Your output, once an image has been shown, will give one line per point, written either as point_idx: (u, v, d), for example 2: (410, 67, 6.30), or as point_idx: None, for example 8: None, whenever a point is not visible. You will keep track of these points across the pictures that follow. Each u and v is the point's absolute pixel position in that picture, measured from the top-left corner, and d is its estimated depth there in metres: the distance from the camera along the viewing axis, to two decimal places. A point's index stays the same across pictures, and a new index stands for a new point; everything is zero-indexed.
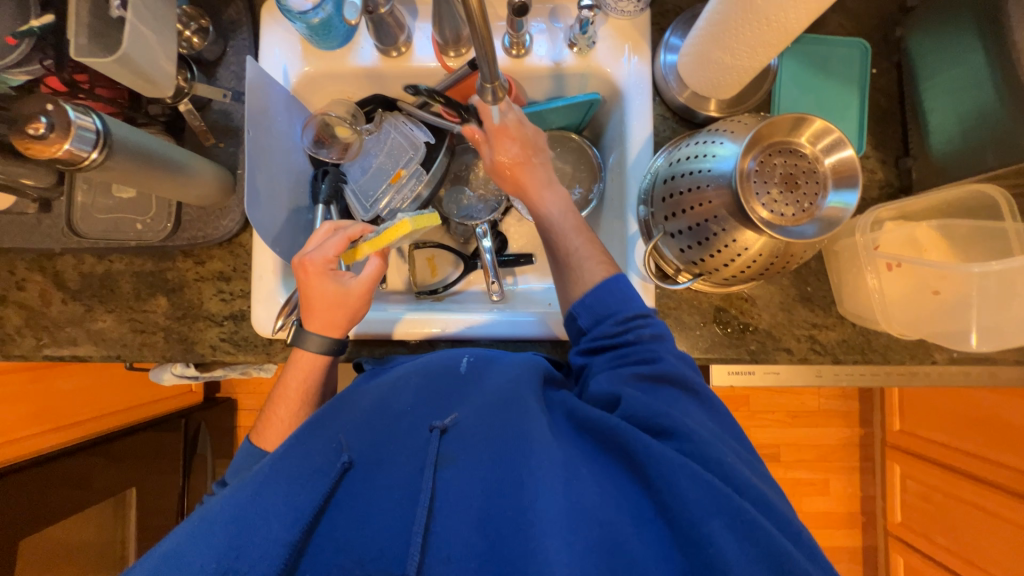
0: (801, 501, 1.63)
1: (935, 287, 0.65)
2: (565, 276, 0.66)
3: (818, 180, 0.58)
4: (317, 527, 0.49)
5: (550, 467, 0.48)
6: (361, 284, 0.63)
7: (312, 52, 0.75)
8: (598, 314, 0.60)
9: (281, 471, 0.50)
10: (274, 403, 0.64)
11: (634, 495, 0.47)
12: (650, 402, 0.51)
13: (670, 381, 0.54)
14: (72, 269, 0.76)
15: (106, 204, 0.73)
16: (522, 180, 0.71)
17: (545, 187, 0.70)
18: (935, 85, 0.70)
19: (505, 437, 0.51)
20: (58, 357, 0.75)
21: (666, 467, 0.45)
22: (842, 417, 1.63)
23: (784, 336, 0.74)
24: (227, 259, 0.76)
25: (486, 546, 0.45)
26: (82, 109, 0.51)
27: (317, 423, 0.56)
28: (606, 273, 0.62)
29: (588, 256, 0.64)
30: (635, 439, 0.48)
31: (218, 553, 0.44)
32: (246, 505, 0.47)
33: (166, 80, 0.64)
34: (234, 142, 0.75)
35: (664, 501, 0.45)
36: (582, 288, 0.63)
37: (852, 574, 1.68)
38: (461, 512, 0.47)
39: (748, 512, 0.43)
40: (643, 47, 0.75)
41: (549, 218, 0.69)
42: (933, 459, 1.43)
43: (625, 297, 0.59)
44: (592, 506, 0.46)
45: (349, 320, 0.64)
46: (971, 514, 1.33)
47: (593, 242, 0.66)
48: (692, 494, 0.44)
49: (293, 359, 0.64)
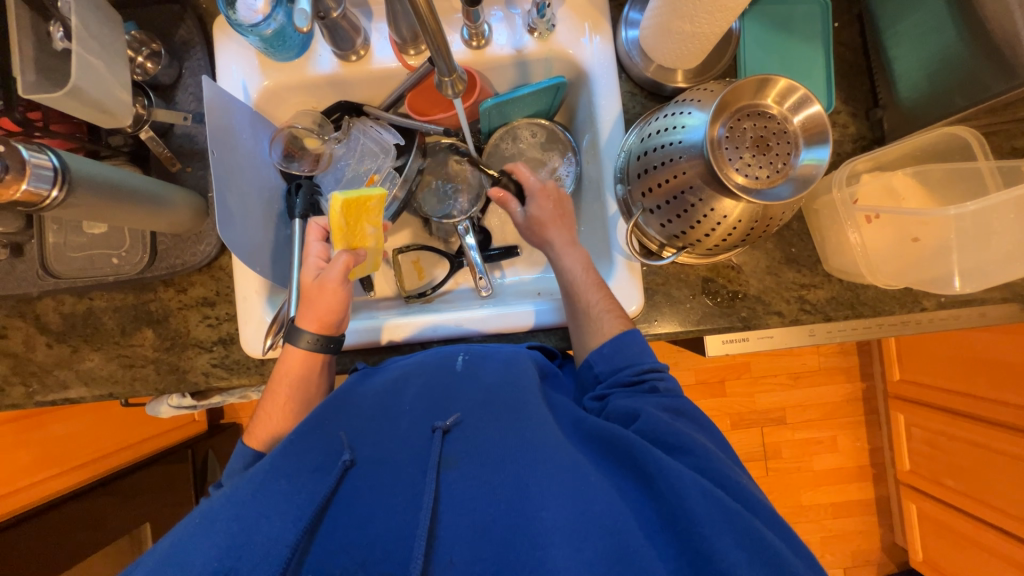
0: (811, 460, 1.65)
1: (916, 234, 0.65)
2: (582, 328, 0.67)
3: (789, 140, 0.58)
4: (315, 527, 0.49)
5: (557, 471, 0.49)
6: (335, 277, 0.62)
7: (269, 65, 0.74)
8: (615, 364, 0.62)
9: (281, 470, 0.49)
10: (268, 399, 0.64)
11: (640, 504, 0.47)
12: (667, 423, 0.53)
13: (686, 416, 0.57)
14: (52, 311, 0.75)
15: (79, 241, 0.72)
16: (544, 234, 0.73)
17: (566, 243, 0.72)
18: (897, 32, 0.70)
19: (512, 441, 0.52)
20: (50, 401, 0.75)
21: (676, 479, 0.46)
22: (843, 373, 1.65)
23: (773, 300, 0.74)
24: (209, 283, 0.75)
25: (489, 547, 0.45)
26: (36, 147, 0.50)
27: (314, 424, 0.55)
28: (622, 326, 0.64)
29: (605, 310, 0.66)
30: (645, 450, 0.49)
31: (221, 549, 0.43)
32: (246, 505, 0.47)
33: (123, 109, 0.63)
34: (201, 165, 0.74)
35: (670, 507, 0.45)
36: (600, 339, 0.64)
37: (868, 526, 1.70)
38: (466, 513, 0.47)
39: (758, 529, 0.44)
40: (603, 24, 0.74)
41: (568, 272, 0.70)
42: (936, 405, 1.45)
43: (640, 349, 0.62)
44: (599, 514, 0.46)
45: (333, 313, 0.63)
46: (978, 453, 1.35)
47: (610, 298, 0.67)
48: (701, 506, 0.44)
49: (283, 362, 0.64)
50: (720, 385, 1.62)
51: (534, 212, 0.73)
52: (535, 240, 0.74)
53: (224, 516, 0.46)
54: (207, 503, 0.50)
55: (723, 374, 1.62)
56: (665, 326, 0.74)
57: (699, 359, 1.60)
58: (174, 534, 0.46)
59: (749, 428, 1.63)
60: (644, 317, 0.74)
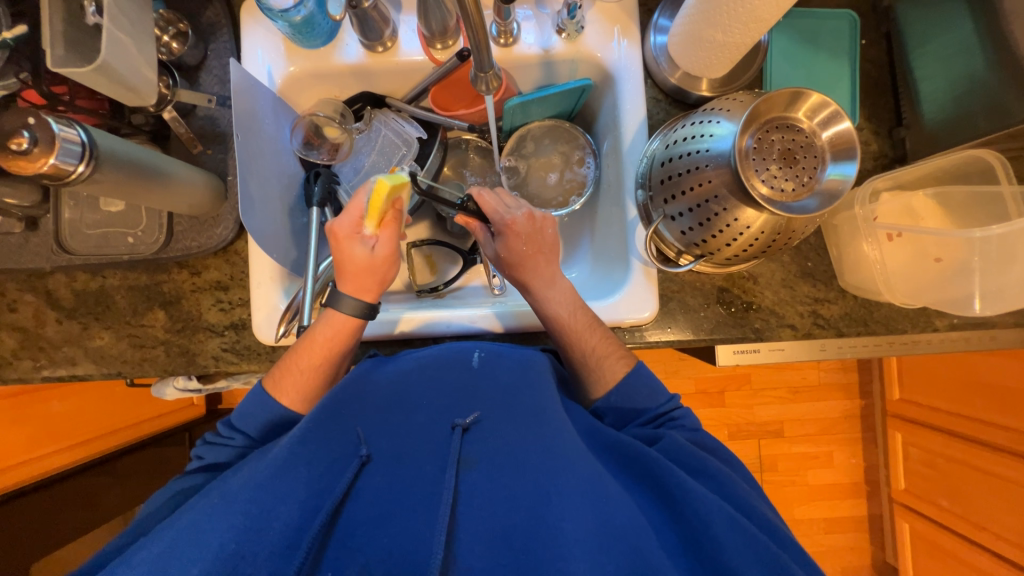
0: (806, 475, 1.66)
1: (937, 254, 0.65)
2: (583, 376, 0.67)
3: (816, 154, 0.58)
4: (334, 523, 0.50)
5: (578, 483, 0.50)
6: (387, 248, 0.65)
7: (295, 51, 0.74)
8: (626, 416, 0.65)
9: (301, 458, 0.51)
10: (290, 361, 0.64)
11: (662, 525, 0.50)
12: (690, 451, 0.56)
13: (710, 449, 0.61)
14: (64, 287, 0.74)
15: (94, 219, 0.71)
16: (520, 275, 0.69)
17: (546, 282, 0.68)
18: (925, 52, 0.70)
19: (533, 449, 0.53)
20: (57, 377, 0.74)
21: (700, 504, 0.49)
22: (842, 389, 1.65)
23: (787, 313, 0.74)
24: (223, 267, 0.75)
25: (508, 554, 0.47)
26: (65, 121, 0.50)
27: (332, 411, 0.55)
28: (626, 368, 0.65)
29: (604, 356, 0.65)
30: (668, 471, 0.52)
31: (239, 528, 0.45)
32: (266, 490, 0.48)
33: (148, 88, 0.62)
34: (222, 148, 0.73)
35: (692, 530, 0.48)
36: (604, 387, 0.65)
37: (859, 542, 1.71)
38: (487, 518, 0.49)
39: (780, 559, 0.47)
40: (632, 29, 0.74)
41: (554, 320, 0.67)
42: (934, 426, 1.46)
43: (651, 393, 0.64)
44: (621, 527, 0.48)
45: (380, 284, 0.65)
46: (974, 475, 1.36)
47: (606, 338, 0.67)
48: (724, 532, 0.47)
49: (307, 338, 0.63)
50: (720, 396, 1.62)
51: (505, 253, 0.70)
52: (511, 279, 0.71)
53: (244, 498, 0.47)
54: (222, 487, 0.50)
55: (724, 385, 1.62)
56: (679, 332, 0.74)
57: (700, 368, 1.60)
58: (191, 516, 0.47)
59: (746, 440, 1.63)
60: (657, 323, 0.74)
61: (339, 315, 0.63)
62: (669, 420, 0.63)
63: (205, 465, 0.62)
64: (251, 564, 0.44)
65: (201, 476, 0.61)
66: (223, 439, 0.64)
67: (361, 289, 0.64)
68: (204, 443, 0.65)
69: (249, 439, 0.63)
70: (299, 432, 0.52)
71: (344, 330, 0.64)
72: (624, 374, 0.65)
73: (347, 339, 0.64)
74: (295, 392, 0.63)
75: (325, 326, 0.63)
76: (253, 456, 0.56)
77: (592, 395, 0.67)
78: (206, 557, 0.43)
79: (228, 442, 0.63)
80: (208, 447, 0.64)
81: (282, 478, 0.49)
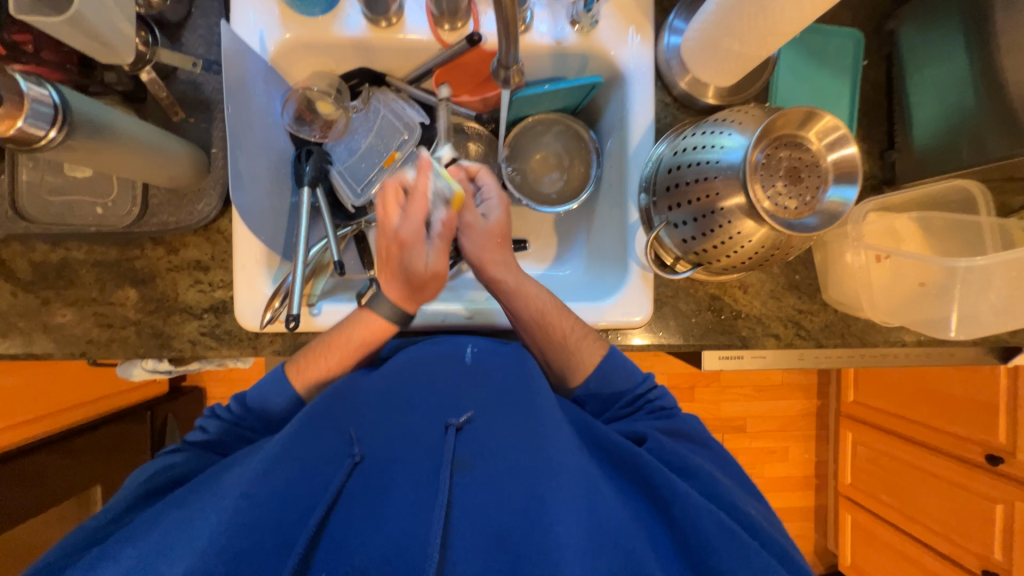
0: (763, 468, 1.75)
1: (921, 280, 0.70)
2: (561, 359, 0.67)
3: (819, 174, 0.60)
4: (323, 530, 0.49)
5: (571, 485, 0.51)
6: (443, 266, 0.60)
7: (290, 17, 0.68)
8: (606, 400, 0.68)
9: (294, 456, 0.51)
10: (321, 345, 0.63)
11: (657, 531, 0.52)
12: (672, 444, 0.59)
13: (687, 435, 0.64)
14: (20, 257, 0.68)
15: (56, 184, 0.64)
16: (500, 261, 0.66)
17: (517, 270, 0.66)
18: (920, 81, 0.73)
19: (523, 451, 0.54)
20: (10, 355, 0.68)
21: (691, 508, 0.51)
22: (802, 389, 1.74)
23: (771, 323, 0.77)
24: (203, 247, 0.70)
25: (502, 560, 0.48)
26: (34, 78, 0.44)
27: (322, 413, 0.54)
28: (600, 351, 0.66)
29: (580, 338, 0.66)
30: (661, 477, 0.53)
31: (224, 527, 0.45)
32: (257, 485, 0.48)
33: (125, 45, 0.56)
34: (206, 117, 0.68)
35: (684, 536, 0.51)
36: (583, 371, 0.66)
37: (805, 531, 1.84)
38: (480, 519, 0.50)
39: (774, 568, 0.48)
40: (647, 28, 0.73)
41: (536, 299, 0.66)
42: (881, 427, 1.58)
43: (628, 375, 0.67)
44: (613, 531, 0.49)
45: (423, 293, 0.62)
46: (915, 475, 1.49)
47: (579, 321, 0.67)
48: (716, 538, 0.49)
49: (314, 354, 0.63)
50: (690, 391, 1.67)
51: (496, 219, 0.67)
52: (479, 260, 0.66)
53: (234, 496, 0.47)
54: (215, 486, 0.51)
55: (694, 381, 1.67)
56: (669, 337, 0.75)
57: (672, 363, 1.64)
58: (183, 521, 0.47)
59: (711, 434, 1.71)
60: (647, 326, 0.75)
61: (376, 317, 0.62)
62: (647, 403, 0.67)
63: (205, 439, 0.62)
64: (244, 564, 0.44)
65: (181, 454, 0.60)
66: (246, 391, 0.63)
67: (408, 298, 0.62)
68: (210, 415, 0.64)
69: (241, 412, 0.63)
70: (292, 431, 0.52)
71: (376, 332, 0.62)
72: (601, 358, 0.66)
73: (348, 347, 0.63)
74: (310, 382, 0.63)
75: (359, 321, 0.62)
76: (242, 455, 0.55)
77: (575, 381, 0.67)
78: (195, 553, 0.44)
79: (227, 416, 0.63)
80: (210, 419, 0.63)
81: (270, 480, 0.49)
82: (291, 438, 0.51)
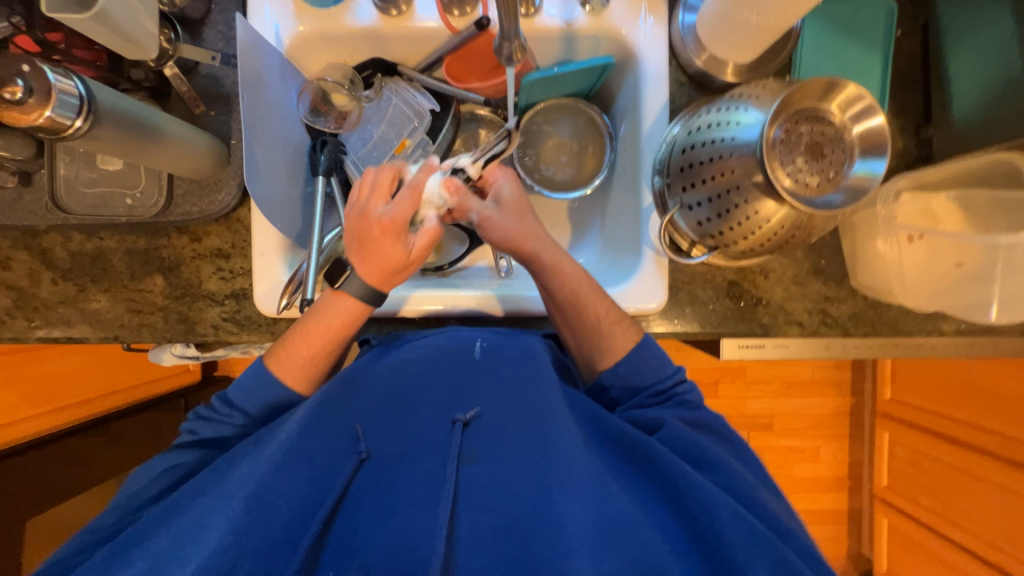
0: (792, 468, 1.69)
1: (958, 259, 0.65)
2: (589, 343, 0.64)
3: (844, 148, 0.56)
4: (332, 524, 0.51)
5: (579, 478, 0.51)
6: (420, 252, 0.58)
7: (304, 10, 0.70)
8: (634, 384, 0.63)
9: (302, 452, 0.52)
10: (310, 317, 0.61)
11: (666, 522, 0.51)
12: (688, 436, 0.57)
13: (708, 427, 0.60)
14: (59, 246, 0.72)
15: (90, 176, 0.68)
16: (522, 246, 0.64)
17: (550, 252, 0.64)
18: (960, 51, 0.68)
19: (529, 445, 0.54)
20: (52, 338, 0.73)
21: (702, 495, 0.50)
22: (834, 387, 1.66)
23: (796, 310, 0.73)
24: (225, 235, 0.73)
25: (507, 556, 0.48)
26: (62, 70, 0.47)
27: (326, 406, 0.55)
28: (634, 337, 0.64)
29: (614, 321, 0.64)
30: (676, 468, 0.52)
31: (239, 513, 0.47)
32: (269, 481, 0.50)
33: (148, 40, 0.59)
34: (226, 110, 0.70)
35: (697, 527, 0.50)
36: (612, 357, 0.64)
37: (838, 535, 1.76)
38: (486, 513, 0.50)
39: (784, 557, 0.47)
40: (660, 6, 0.71)
41: (567, 282, 0.63)
42: (922, 428, 1.49)
43: (657, 364, 0.63)
44: (623, 523, 0.49)
45: (392, 277, 0.59)
46: (958, 478, 1.39)
47: (613, 304, 0.65)
48: (735, 533, 0.48)
49: (302, 328, 0.61)
50: (713, 387, 1.62)
51: (508, 193, 0.66)
52: (503, 237, 0.64)
53: (244, 493, 0.49)
54: (225, 479, 0.52)
55: (717, 376, 1.62)
56: (688, 323, 0.73)
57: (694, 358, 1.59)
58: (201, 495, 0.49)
59: None
60: (664, 313, 0.73)
61: (349, 296, 0.59)
62: (676, 395, 0.62)
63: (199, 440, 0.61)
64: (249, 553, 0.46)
65: (189, 453, 0.61)
66: (251, 370, 0.62)
67: (384, 281, 0.59)
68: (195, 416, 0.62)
69: (237, 423, 0.61)
70: (299, 426, 0.53)
71: (354, 313, 0.61)
72: (634, 345, 0.63)
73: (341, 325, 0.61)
74: (299, 371, 0.62)
75: (333, 303, 0.60)
76: (252, 441, 0.56)
77: (599, 365, 0.65)
78: (203, 552, 0.45)
79: (222, 420, 0.61)
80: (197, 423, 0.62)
81: (280, 477, 0.50)
82: (298, 433, 0.52)
